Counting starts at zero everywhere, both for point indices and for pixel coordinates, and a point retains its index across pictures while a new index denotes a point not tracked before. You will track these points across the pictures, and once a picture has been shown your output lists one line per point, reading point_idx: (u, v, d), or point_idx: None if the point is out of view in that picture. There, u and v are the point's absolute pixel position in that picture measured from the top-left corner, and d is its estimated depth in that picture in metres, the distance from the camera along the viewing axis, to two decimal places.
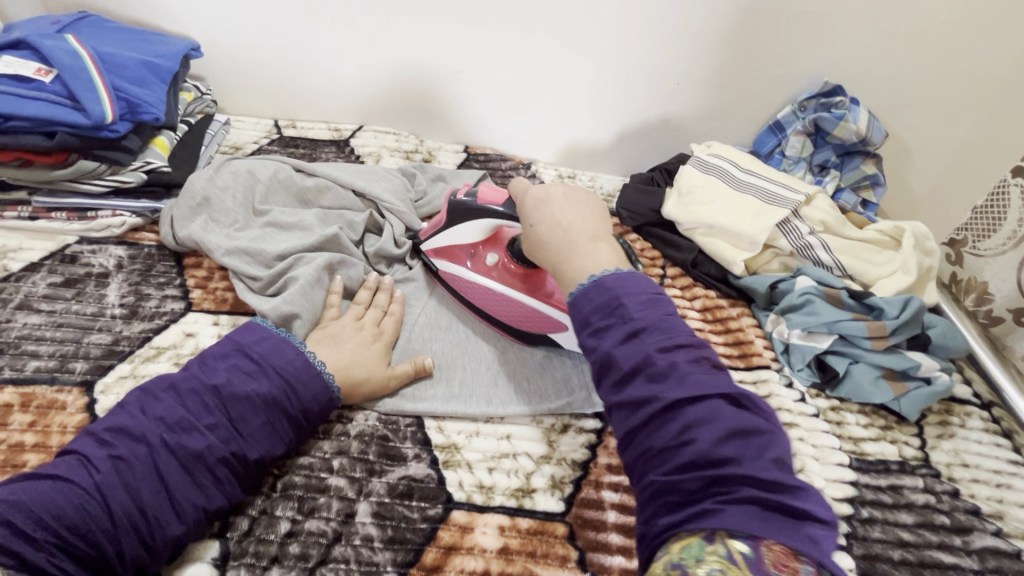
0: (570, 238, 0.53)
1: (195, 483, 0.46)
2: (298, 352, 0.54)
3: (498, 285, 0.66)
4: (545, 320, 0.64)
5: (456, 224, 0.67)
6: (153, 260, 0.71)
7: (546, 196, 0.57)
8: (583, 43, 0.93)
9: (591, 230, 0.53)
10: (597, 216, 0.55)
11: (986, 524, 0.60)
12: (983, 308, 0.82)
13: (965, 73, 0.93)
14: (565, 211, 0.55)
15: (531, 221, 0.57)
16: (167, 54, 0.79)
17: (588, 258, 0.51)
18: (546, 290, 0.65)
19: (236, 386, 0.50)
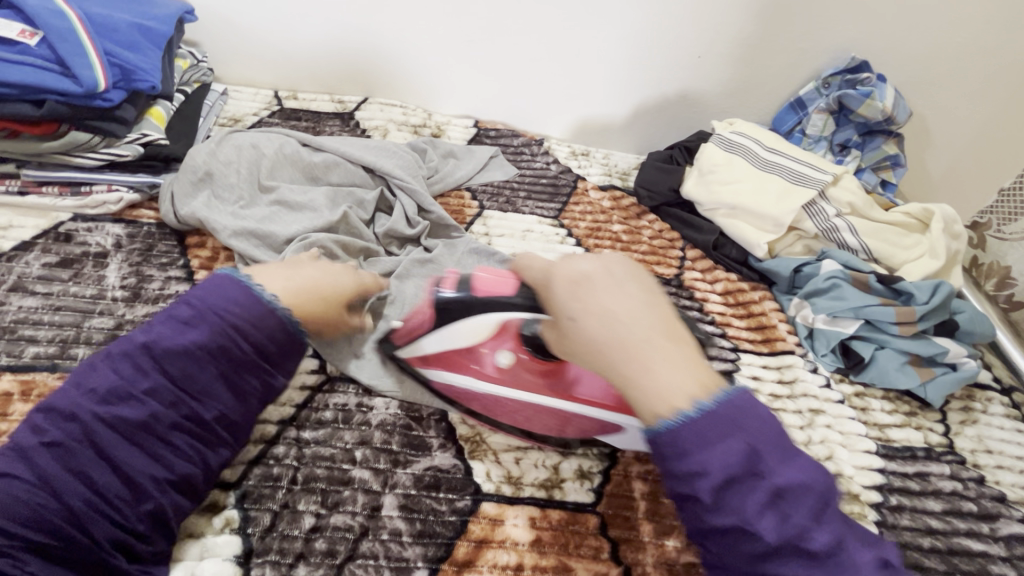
0: (639, 339, 0.41)
1: (148, 454, 0.43)
2: (239, 287, 0.48)
3: (520, 394, 0.52)
4: (599, 424, 0.52)
5: (450, 326, 0.53)
6: (153, 239, 0.67)
7: (584, 278, 0.44)
8: (601, 13, 0.89)
9: (656, 326, 0.42)
10: (651, 298, 0.44)
11: (1012, 511, 0.60)
12: (1004, 292, 0.81)
13: (997, 50, 0.89)
14: (621, 304, 0.42)
15: (573, 315, 0.43)
16: (160, 17, 0.74)
17: (671, 369, 0.40)
18: (571, 382, 0.53)
19: (169, 342, 0.45)
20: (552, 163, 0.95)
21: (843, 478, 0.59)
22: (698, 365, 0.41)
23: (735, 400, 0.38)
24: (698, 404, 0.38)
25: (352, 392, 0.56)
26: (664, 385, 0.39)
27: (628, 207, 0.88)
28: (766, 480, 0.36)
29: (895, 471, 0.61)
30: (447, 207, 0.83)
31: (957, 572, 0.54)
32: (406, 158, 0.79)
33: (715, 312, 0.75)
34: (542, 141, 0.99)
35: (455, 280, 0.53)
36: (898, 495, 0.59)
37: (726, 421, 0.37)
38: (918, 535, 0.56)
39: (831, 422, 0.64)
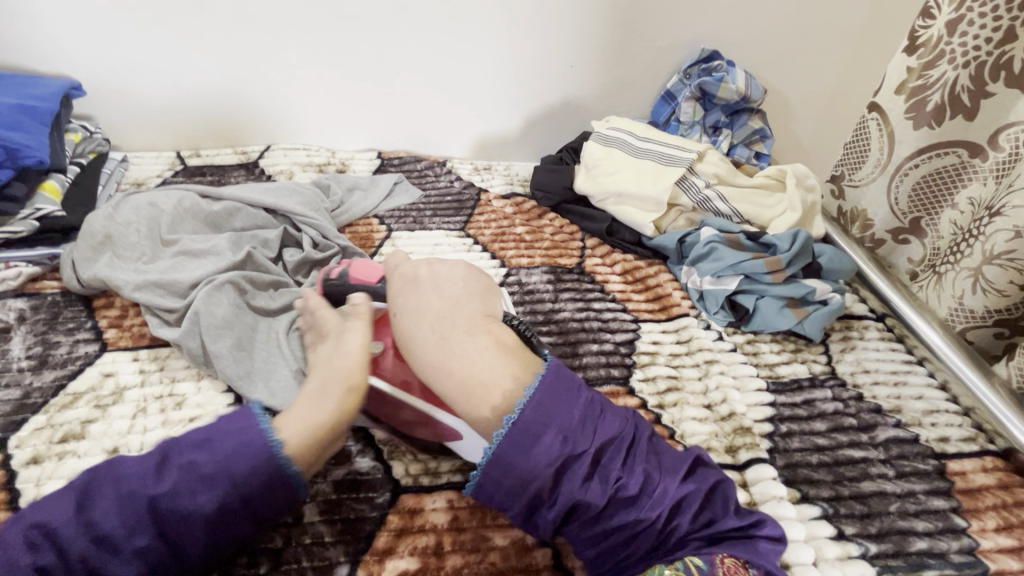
0: (437, 339, 0.50)
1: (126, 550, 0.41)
2: (259, 455, 0.45)
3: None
4: (439, 421, 0.52)
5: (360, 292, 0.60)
6: (59, 307, 0.68)
7: (418, 268, 0.57)
8: (475, 37, 0.96)
9: (448, 319, 0.51)
10: (485, 299, 0.54)
11: (888, 418, 0.67)
12: (867, 233, 0.90)
13: (823, 27, 1.02)
14: (422, 311, 0.52)
15: (398, 306, 0.54)
16: (45, 96, 0.77)
17: (465, 369, 0.48)
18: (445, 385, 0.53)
19: (180, 501, 0.42)
20: (455, 181, 1.01)
21: (737, 416, 0.65)
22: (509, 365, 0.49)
23: (547, 379, 0.48)
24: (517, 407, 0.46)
25: None
26: (457, 384, 0.48)
27: (529, 210, 0.94)
28: (583, 457, 0.45)
29: (785, 402, 0.68)
30: (356, 235, 0.86)
31: (844, 479, 0.60)
32: (309, 196, 0.83)
33: (617, 291, 0.81)
34: (445, 162, 1.05)
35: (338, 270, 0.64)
36: (788, 422, 0.65)
37: (536, 422, 0.45)
38: (807, 453, 0.62)
39: (724, 369, 0.71)
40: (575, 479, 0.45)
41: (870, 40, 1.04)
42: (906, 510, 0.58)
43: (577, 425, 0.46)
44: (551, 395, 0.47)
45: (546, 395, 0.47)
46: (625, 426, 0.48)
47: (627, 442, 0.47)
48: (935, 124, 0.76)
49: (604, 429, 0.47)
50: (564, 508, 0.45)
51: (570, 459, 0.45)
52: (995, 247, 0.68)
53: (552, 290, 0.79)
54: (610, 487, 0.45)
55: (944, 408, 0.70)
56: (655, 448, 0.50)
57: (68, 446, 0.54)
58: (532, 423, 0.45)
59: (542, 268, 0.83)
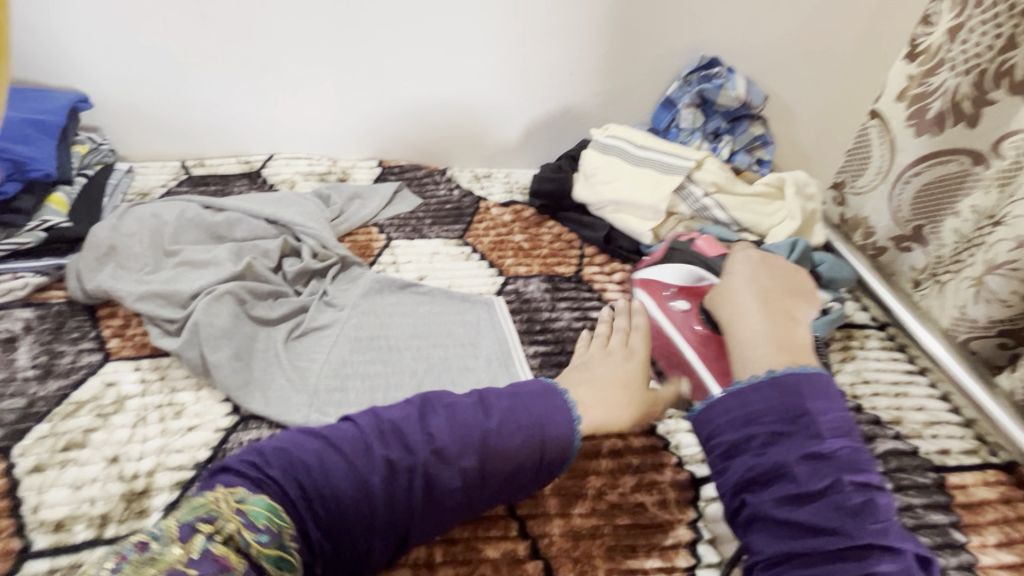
0: (737, 315, 0.58)
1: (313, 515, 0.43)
2: (394, 482, 0.44)
3: (671, 332, 0.68)
4: (697, 384, 0.64)
5: (668, 263, 0.73)
6: (64, 316, 0.69)
7: (750, 258, 0.64)
8: (475, 47, 0.97)
9: (775, 301, 0.58)
10: (791, 293, 0.60)
11: (887, 430, 0.66)
12: (870, 241, 0.88)
13: (824, 33, 1.02)
14: (751, 292, 0.59)
15: (725, 281, 0.62)
16: (53, 109, 0.79)
17: (776, 334, 0.54)
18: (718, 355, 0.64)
19: (339, 487, 0.44)
20: (455, 189, 1.01)
21: None
22: (790, 351, 0.53)
23: (808, 376, 0.49)
24: (783, 368, 0.50)
25: (265, 426, 0.60)
26: (754, 344, 0.54)
27: (528, 218, 0.94)
28: (819, 441, 0.45)
29: None
30: (356, 244, 0.87)
31: None
32: (309, 206, 0.84)
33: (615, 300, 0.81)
34: (446, 170, 1.06)
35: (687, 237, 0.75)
36: None
37: (794, 387, 0.48)
38: None
39: None
40: (796, 449, 0.45)
41: (871, 46, 1.03)
42: (904, 524, 0.57)
43: (788, 396, 0.47)
44: (810, 383, 0.48)
45: (805, 383, 0.48)
46: (869, 466, 0.45)
47: (861, 473, 0.44)
48: (937, 131, 0.75)
49: (849, 449, 0.45)
50: (766, 475, 0.45)
51: (797, 430, 0.46)
52: (997, 256, 0.66)
53: (549, 299, 0.80)
54: (809, 478, 0.44)
55: (946, 420, 0.69)
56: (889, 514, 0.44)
57: (70, 455, 0.56)
58: (782, 393, 0.48)
59: (540, 277, 0.83)
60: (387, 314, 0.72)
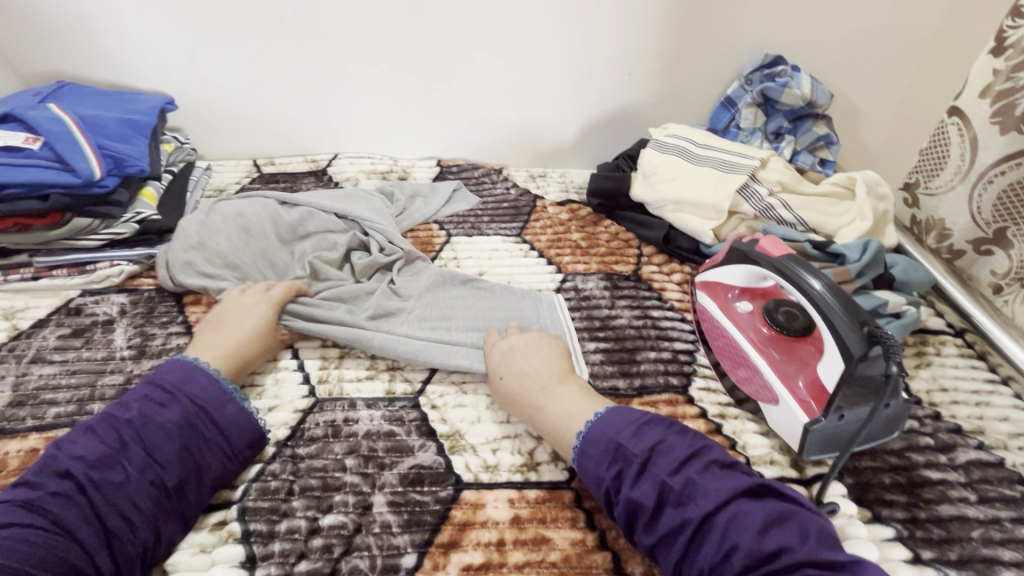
0: (540, 391, 0.59)
1: (168, 465, 0.49)
2: (211, 377, 0.56)
3: (733, 330, 0.67)
4: (762, 390, 0.62)
5: (731, 264, 0.68)
6: (154, 302, 0.74)
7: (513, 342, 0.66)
8: (534, 48, 0.99)
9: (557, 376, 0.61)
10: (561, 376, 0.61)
11: (969, 440, 0.63)
12: (944, 244, 0.85)
13: (898, 29, 0.98)
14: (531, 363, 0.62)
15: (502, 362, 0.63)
16: (143, 111, 0.85)
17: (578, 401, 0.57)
18: (792, 364, 0.62)
19: (146, 416, 0.51)
20: (511, 188, 1.03)
21: None
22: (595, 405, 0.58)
23: (604, 415, 0.55)
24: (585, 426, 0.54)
25: (340, 409, 0.62)
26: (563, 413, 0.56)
27: (585, 217, 0.95)
28: (632, 458, 0.50)
29: None
30: (417, 239, 0.90)
31: (920, 501, 0.57)
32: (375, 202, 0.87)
33: (676, 298, 0.81)
34: (501, 169, 1.08)
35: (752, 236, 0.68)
36: None
37: (600, 429, 0.53)
38: (879, 472, 0.59)
39: None
40: (630, 478, 0.49)
41: (947, 42, 0.99)
42: (991, 537, 0.54)
43: (601, 448, 0.52)
44: (609, 428, 0.53)
45: (602, 420, 0.54)
46: (682, 444, 0.51)
47: (673, 454, 0.50)
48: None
49: (662, 445, 0.51)
50: (624, 510, 0.49)
51: (624, 460, 0.50)
52: None
53: (609, 297, 0.80)
54: (646, 495, 0.48)
55: None
56: (718, 471, 0.48)
57: None
58: (603, 451, 0.52)
59: (598, 275, 0.84)
60: (450, 307, 0.73)
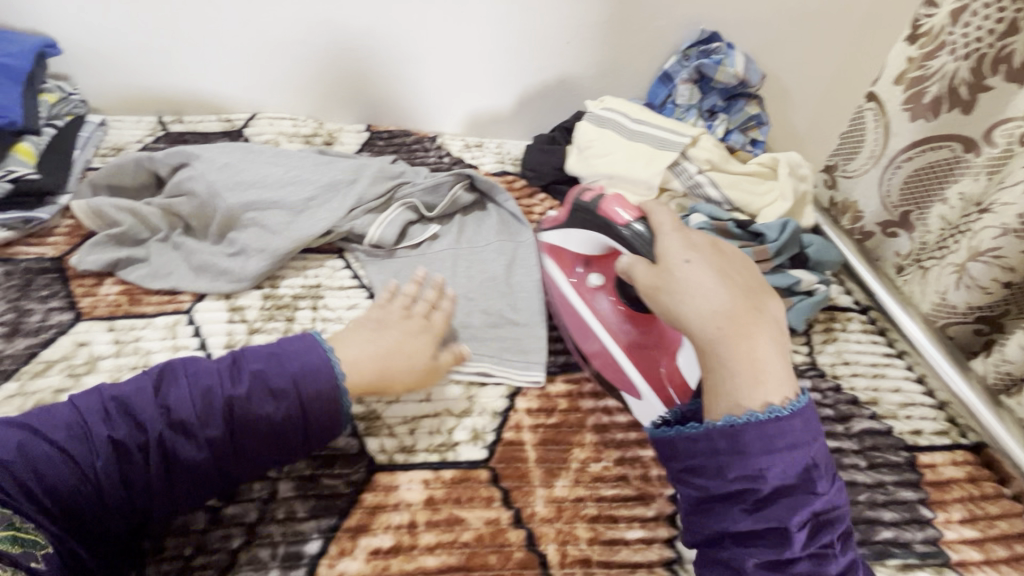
0: (721, 343, 0.49)
1: (242, 459, 0.48)
2: None
3: (591, 319, 0.65)
4: (608, 367, 0.62)
5: (571, 228, 0.67)
6: (32, 274, 0.67)
7: (702, 243, 0.57)
8: (468, 9, 0.93)
9: (746, 301, 0.51)
10: (755, 291, 0.53)
11: (864, 410, 0.68)
12: (857, 225, 0.89)
13: (826, 11, 1.00)
14: (719, 286, 0.52)
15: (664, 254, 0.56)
16: (17, 53, 0.75)
17: (740, 352, 0.48)
18: (646, 338, 0.63)
19: None
20: (445, 157, 0.99)
21: None
22: (755, 371, 0.48)
23: (796, 413, 0.46)
24: (771, 410, 0.46)
25: None
26: (738, 371, 0.48)
27: (520, 189, 0.93)
28: (752, 465, 0.45)
29: None
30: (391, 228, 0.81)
31: None
32: (293, 155, 0.80)
33: None
34: (436, 137, 1.03)
35: (593, 194, 0.65)
36: None
37: (772, 437, 0.45)
38: None
39: None
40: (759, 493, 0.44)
41: (869, 28, 1.02)
42: (875, 500, 0.59)
43: (782, 433, 0.45)
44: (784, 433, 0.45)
45: (799, 421, 0.46)
46: (807, 471, 0.45)
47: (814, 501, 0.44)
48: (932, 117, 0.75)
49: (794, 464, 0.45)
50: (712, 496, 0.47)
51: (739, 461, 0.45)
52: (981, 244, 0.68)
53: None
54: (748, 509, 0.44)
55: (920, 402, 0.71)
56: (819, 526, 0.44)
57: None
58: (770, 437, 0.45)
59: None
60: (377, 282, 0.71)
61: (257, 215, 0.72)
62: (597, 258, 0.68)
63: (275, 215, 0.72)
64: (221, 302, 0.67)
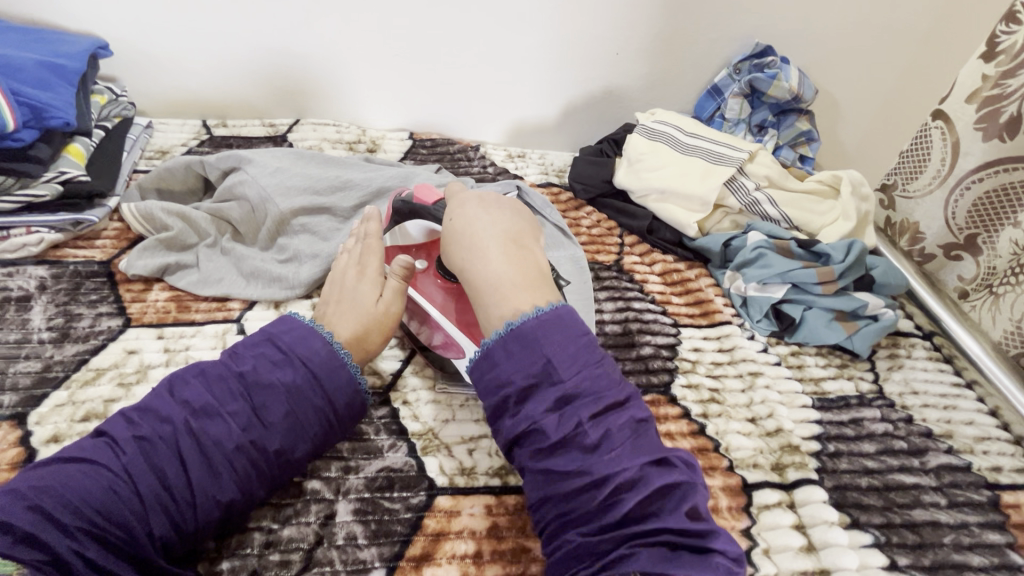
0: (468, 249, 0.56)
1: (272, 427, 0.46)
2: None
3: (424, 301, 0.62)
4: (453, 343, 0.59)
5: (398, 226, 0.65)
6: (80, 278, 0.65)
7: (466, 201, 0.61)
8: (519, 18, 0.92)
9: (510, 236, 0.57)
10: (516, 222, 0.60)
11: (939, 444, 0.64)
12: (917, 247, 0.86)
13: (885, 27, 0.97)
14: (487, 230, 0.57)
15: (451, 221, 0.60)
16: (71, 54, 0.74)
17: (509, 273, 0.54)
18: (469, 314, 0.60)
19: None
20: (489, 167, 0.97)
21: (784, 432, 0.62)
22: (520, 285, 0.53)
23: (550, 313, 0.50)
24: (524, 318, 0.50)
25: None
26: (494, 292, 0.53)
27: (566, 201, 0.90)
28: (558, 386, 0.46)
29: (831, 420, 0.65)
30: None
31: (894, 505, 0.57)
32: (342, 162, 0.78)
33: (656, 292, 0.78)
34: (479, 146, 1.02)
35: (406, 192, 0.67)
36: (835, 442, 0.62)
37: (529, 337, 0.48)
38: (856, 476, 0.59)
39: (769, 382, 0.68)
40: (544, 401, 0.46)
41: (928, 45, 0.99)
42: (960, 543, 0.55)
43: (526, 351, 0.48)
44: (547, 338, 0.48)
45: (545, 325, 0.49)
46: (608, 387, 0.47)
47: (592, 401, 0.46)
48: (1006, 137, 0.71)
49: (528, 368, 0.47)
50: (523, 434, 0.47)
51: (543, 380, 0.47)
52: None
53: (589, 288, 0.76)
54: (574, 423, 0.45)
55: (996, 436, 0.67)
56: (637, 432, 0.46)
57: (90, 425, 0.52)
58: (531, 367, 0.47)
59: None
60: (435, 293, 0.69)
61: (308, 222, 0.70)
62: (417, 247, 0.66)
63: (326, 223, 0.71)
64: (271, 311, 0.65)
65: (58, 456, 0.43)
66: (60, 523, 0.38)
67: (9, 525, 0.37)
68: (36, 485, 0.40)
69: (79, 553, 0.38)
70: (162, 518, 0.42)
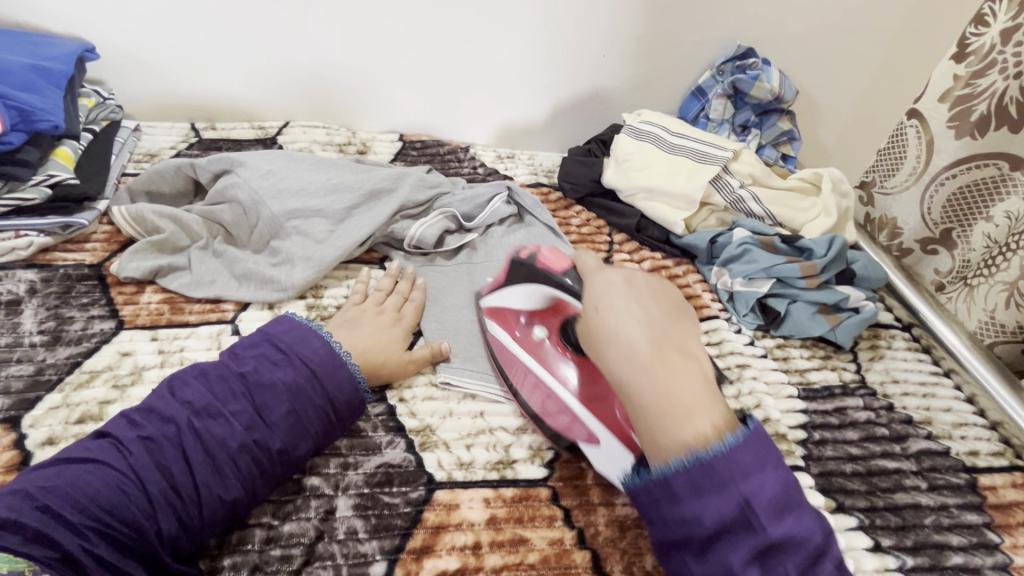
0: (628, 364, 0.44)
1: (275, 426, 0.47)
2: None
3: (547, 377, 0.57)
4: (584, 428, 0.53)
5: (512, 286, 0.61)
6: (70, 281, 0.65)
7: (613, 282, 0.49)
8: (508, 21, 0.93)
9: (668, 333, 0.45)
10: (672, 314, 0.47)
11: (919, 430, 0.67)
12: (895, 242, 0.88)
13: (860, 30, 1.00)
14: (636, 321, 0.46)
15: (594, 306, 0.48)
16: (59, 57, 0.74)
17: (671, 387, 0.42)
18: (597, 391, 0.55)
19: None
20: (479, 168, 0.98)
21: (771, 422, 0.64)
22: (696, 405, 0.42)
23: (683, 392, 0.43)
24: (712, 448, 0.40)
25: None
26: (656, 408, 0.42)
27: (556, 201, 0.91)
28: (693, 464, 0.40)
29: (816, 409, 0.67)
30: None
31: (877, 490, 0.59)
32: (333, 163, 0.78)
33: None
34: (468, 147, 1.03)
35: (528, 251, 0.60)
36: (821, 430, 0.64)
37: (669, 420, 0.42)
38: (841, 462, 0.61)
39: (756, 374, 0.69)
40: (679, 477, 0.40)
41: (901, 47, 1.03)
42: (941, 524, 0.57)
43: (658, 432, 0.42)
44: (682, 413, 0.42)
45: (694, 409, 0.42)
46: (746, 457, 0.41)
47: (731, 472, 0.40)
48: (978, 134, 0.75)
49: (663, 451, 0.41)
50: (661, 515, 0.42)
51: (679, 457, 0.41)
52: None
53: None
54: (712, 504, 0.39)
55: (973, 422, 0.69)
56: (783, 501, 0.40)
57: (85, 428, 0.52)
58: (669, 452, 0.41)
59: None
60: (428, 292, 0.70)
61: (301, 223, 0.71)
62: (539, 312, 0.60)
63: (319, 224, 0.71)
64: (265, 312, 0.65)
65: (61, 458, 0.43)
66: (67, 522, 0.39)
67: (17, 523, 0.38)
68: (42, 486, 0.40)
69: (87, 551, 0.39)
70: (168, 517, 0.42)
